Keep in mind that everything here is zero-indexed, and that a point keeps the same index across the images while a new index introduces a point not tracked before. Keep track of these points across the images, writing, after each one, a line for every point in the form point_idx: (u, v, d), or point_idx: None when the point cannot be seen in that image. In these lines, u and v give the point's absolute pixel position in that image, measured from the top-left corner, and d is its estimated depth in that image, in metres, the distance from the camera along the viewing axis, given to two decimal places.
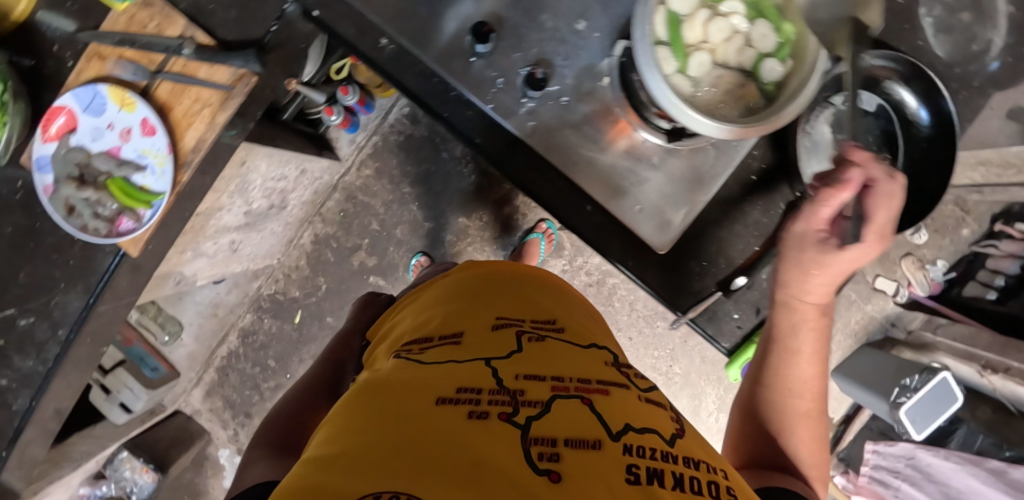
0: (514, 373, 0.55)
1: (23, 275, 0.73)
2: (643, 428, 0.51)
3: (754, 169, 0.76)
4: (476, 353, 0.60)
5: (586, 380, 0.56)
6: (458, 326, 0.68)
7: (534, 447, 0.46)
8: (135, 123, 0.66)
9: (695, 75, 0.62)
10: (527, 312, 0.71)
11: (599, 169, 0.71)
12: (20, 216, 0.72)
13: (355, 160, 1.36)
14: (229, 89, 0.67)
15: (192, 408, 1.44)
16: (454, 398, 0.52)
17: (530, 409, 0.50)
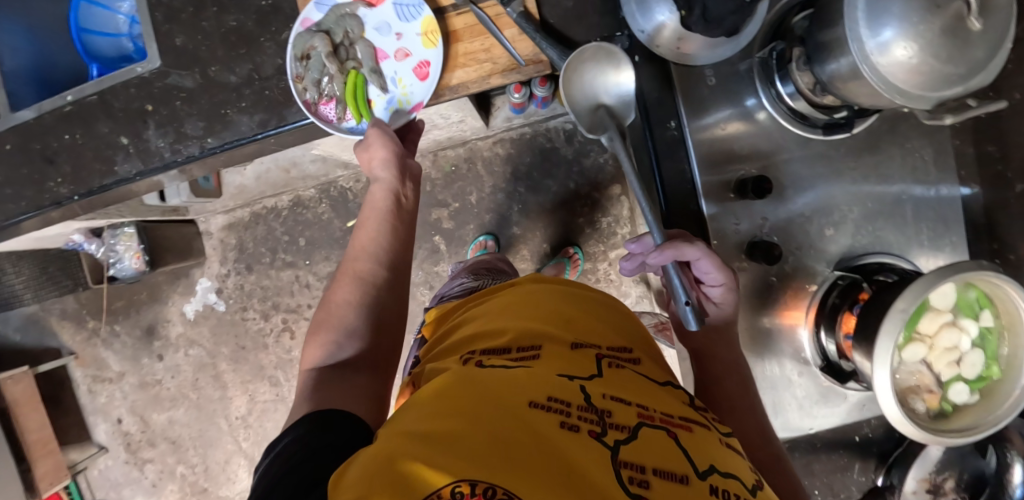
0: (603, 393, 0.47)
1: (217, 68, 0.71)
2: (727, 471, 0.44)
3: (860, 431, 0.77)
4: (558, 364, 0.50)
5: (670, 413, 0.48)
6: (540, 323, 0.56)
7: (624, 471, 0.40)
8: (417, 59, 0.71)
9: (902, 358, 0.63)
10: (617, 332, 0.59)
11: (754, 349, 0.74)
12: (254, 20, 0.71)
13: (496, 134, 1.34)
14: (518, 62, 0.70)
15: (206, 228, 1.40)
16: (545, 405, 0.44)
17: (618, 433, 0.43)
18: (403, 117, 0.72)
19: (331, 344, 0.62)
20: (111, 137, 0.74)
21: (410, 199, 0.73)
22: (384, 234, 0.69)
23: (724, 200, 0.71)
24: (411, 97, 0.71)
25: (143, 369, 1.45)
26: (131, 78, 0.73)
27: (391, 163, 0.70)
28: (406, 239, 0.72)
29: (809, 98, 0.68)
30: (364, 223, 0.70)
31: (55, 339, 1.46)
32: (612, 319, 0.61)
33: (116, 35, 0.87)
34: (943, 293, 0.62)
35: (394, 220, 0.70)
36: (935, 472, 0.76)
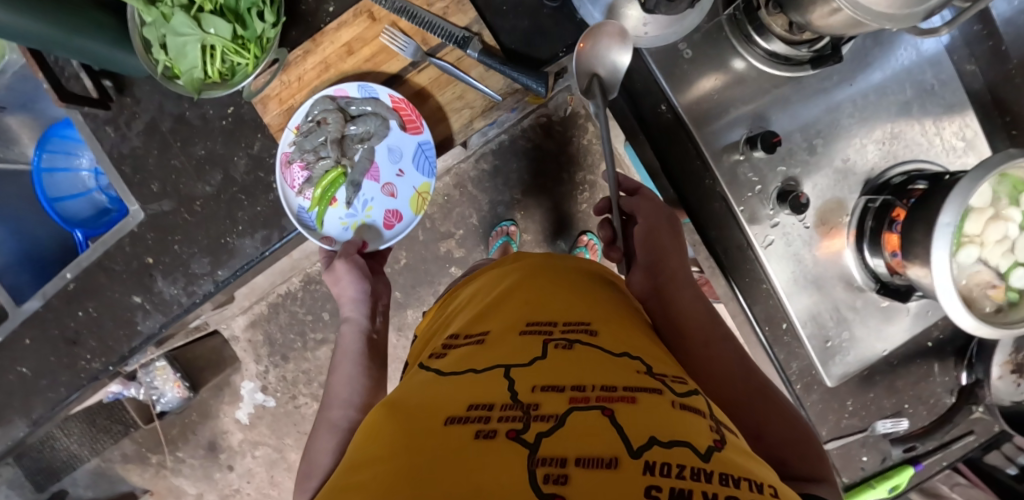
0: (534, 383, 0.44)
1: (202, 201, 0.70)
2: (674, 440, 0.39)
3: (932, 337, 0.77)
4: (494, 356, 0.48)
5: (613, 385, 0.44)
6: (491, 317, 0.55)
7: (540, 469, 0.37)
8: (396, 207, 0.75)
9: (958, 264, 0.62)
10: (569, 303, 0.55)
11: (808, 296, 0.73)
12: (220, 143, 0.69)
13: (476, 151, 1.32)
14: (496, 97, 0.70)
15: (230, 333, 1.40)
16: (463, 416, 0.42)
17: (542, 425, 0.40)
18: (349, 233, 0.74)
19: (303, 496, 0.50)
20: (124, 299, 0.73)
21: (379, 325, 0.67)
22: (360, 374, 0.61)
23: (736, 164, 0.71)
24: (372, 227, 0.74)
25: (219, 483, 1.46)
26: (122, 237, 0.71)
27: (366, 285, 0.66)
28: (380, 365, 0.63)
29: (786, 38, 0.67)
30: (336, 363, 0.62)
31: (125, 484, 1.47)
32: (563, 290, 0.57)
33: (90, 190, 0.86)
34: (981, 190, 0.62)
35: (368, 361, 0.62)
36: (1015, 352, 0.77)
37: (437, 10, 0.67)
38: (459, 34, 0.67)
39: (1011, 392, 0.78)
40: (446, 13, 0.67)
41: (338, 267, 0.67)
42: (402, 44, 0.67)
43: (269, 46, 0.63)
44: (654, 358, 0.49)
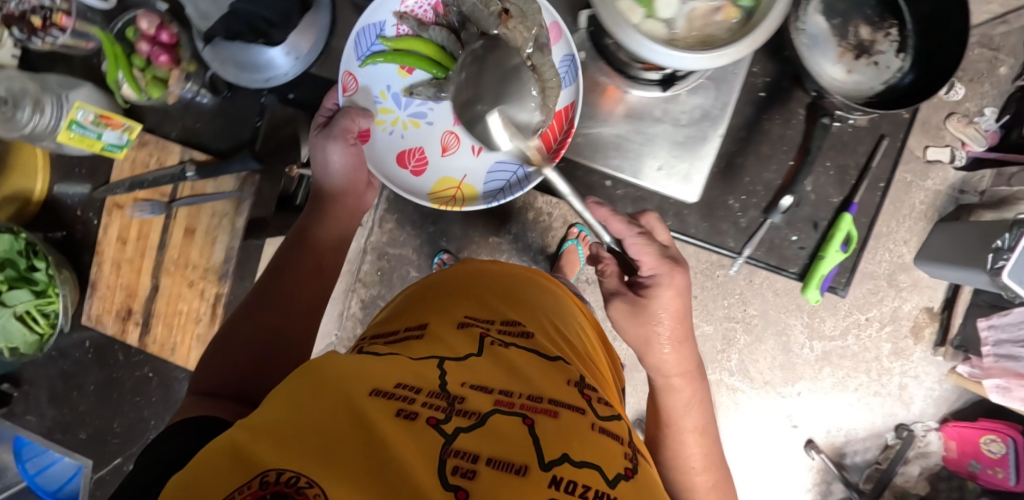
0: (463, 379, 0.40)
1: (117, 423, 0.78)
2: (583, 460, 0.35)
3: (760, 86, 0.72)
4: (431, 346, 0.44)
5: (541, 395, 0.39)
6: (431, 311, 0.52)
7: (449, 461, 0.33)
8: (428, 160, 0.70)
9: (664, 18, 0.59)
10: (517, 310, 0.53)
11: (608, 140, 0.71)
12: (97, 373, 0.78)
13: None
14: (237, 193, 0.72)
15: None
16: (389, 392, 0.37)
17: (463, 420, 0.35)
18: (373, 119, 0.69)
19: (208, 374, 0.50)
20: None
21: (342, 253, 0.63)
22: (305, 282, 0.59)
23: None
24: (391, 139, 0.69)
25: None
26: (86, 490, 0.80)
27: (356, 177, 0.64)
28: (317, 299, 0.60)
29: None
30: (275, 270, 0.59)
31: None
32: (506, 296, 0.55)
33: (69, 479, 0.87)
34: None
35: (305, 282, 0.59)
36: (843, 38, 0.71)
37: (154, 164, 0.73)
38: (176, 170, 0.72)
39: (875, 75, 0.71)
40: (161, 161, 0.73)
41: (322, 141, 0.62)
42: (144, 208, 0.73)
43: (56, 284, 0.71)
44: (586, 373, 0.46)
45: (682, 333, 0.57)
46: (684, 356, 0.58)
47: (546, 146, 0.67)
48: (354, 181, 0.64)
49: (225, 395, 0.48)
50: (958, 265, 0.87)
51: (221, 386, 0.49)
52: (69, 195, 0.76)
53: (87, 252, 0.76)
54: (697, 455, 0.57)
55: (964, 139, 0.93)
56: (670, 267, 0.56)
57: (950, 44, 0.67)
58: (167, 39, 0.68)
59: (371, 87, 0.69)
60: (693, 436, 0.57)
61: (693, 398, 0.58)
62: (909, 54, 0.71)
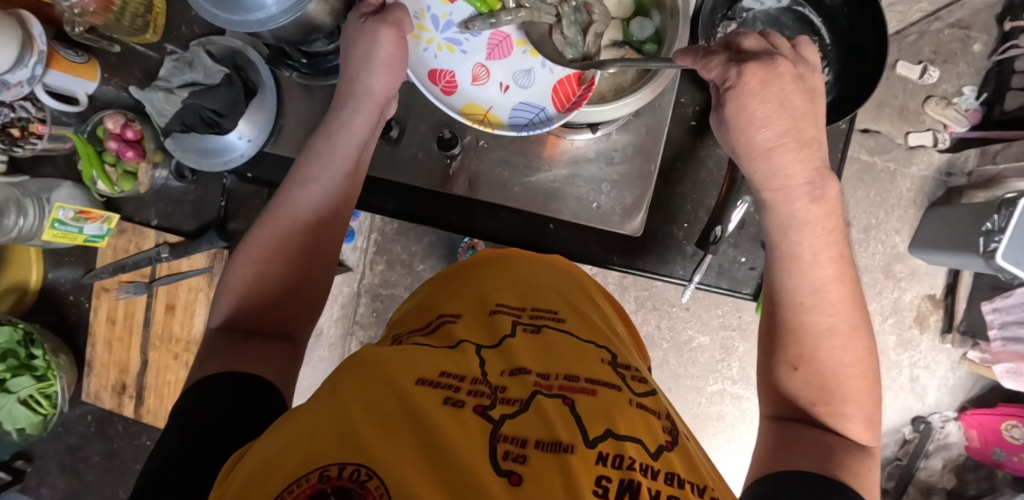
0: (503, 368, 0.45)
1: (121, 489, 0.86)
2: (627, 434, 0.39)
3: (690, 115, 0.75)
4: (467, 336, 0.50)
5: (576, 375, 0.44)
6: (463, 304, 0.57)
7: (499, 446, 0.37)
8: (460, 87, 0.67)
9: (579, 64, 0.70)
10: (540, 298, 0.59)
11: (544, 187, 0.74)
12: (100, 443, 0.86)
13: (366, 263, 1.42)
14: (209, 269, 0.78)
15: None
16: (436, 381, 0.42)
17: (507, 408, 0.40)
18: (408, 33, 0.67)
19: (238, 315, 0.57)
20: None
21: (362, 166, 0.65)
22: (330, 205, 0.61)
23: (393, 153, 0.75)
24: (423, 54, 0.67)
25: None
26: None
27: (392, 86, 0.63)
28: (334, 233, 0.62)
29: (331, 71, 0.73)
30: (304, 185, 0.60)
31: None
32: (540, 289, 0.60)
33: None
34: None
35: (328, 223, 0.62)
36: None
37: (133, 249, 0.79)
38: (152, 253, 0.78)
39: None
40: (139, 246, 0.79)
41: (374, 27, 0.60)
42: (128, 289, 0.79)
43: (53, 368, 0.78)
44: (618, 355, 0.51)
45: (786, 127, 0.55)
46: (791, 156, 0.56)
47: (560, 100, 0.66)
48: (391, 79, 0.62)
49: (254, 332, 0.56)
50: (959, 252, 1.17)
51: (248, 323, 0.57)
52: (62, 281, 0.83)
53: (81, 333, 0.83)
54: (813, 244, 0.57)
55: (947, 120, 1.26)
56: (737, 68, 0.54)
57: (869, 57, 0.69)
58: (132, 135, 0.74)
59: (410, 4, 0.67)
60: (802, 227, 0.57)
61: (800, 187, 0.57)
62: (833, 69, 0.73)
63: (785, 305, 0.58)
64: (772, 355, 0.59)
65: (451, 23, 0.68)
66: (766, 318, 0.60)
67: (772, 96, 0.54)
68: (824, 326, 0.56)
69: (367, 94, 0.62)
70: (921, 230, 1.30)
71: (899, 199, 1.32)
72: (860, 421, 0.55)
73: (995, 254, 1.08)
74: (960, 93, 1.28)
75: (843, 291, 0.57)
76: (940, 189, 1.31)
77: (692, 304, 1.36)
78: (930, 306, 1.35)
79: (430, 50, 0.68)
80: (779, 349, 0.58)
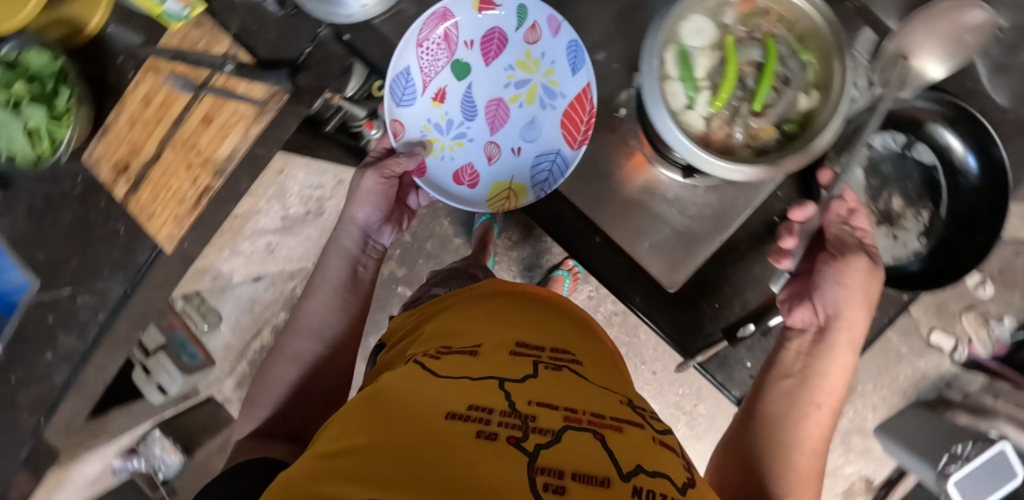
0: (531, 399, 0.48)
1: (74, 261, 0.82)
2: (654, 470, 0.43)
3: (777, 211, 0.72)
4: (489, 370, 0.52)
5: (602, 414, 0.48)
6: (484, 333, 0.60)
7: (539, 478, 0.40)
8: (475, 168, 0.79)
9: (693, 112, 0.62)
10: (559, 337, 0.62)
11: (614, 200, 0.72)
12: (77, 208, 0.81)
13: None
14: (261, 104, 0.74)
15: (223, 396, 1.47)
16: (464, 414, 0.45)
17: (540, 438, 0.43)
18: (424, 150, 0.78)
19: (269, 435, 0.72)
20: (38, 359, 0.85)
21: (360, 273, 0.85)
22: (333, 305, 0.82)
23: None
24: (445, 161, 0.79)
25: None
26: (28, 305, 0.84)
27: (372, 215, 0.83)
28: (340, 361, 0.80)
29: None
30: (313, 295, 0.82)
31: None
32: (560, 331, 0.63)
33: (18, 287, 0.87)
34: (696, 27, 0.60)
35: (345, 290, 0.82)
36: (875, 200, 0.72)
37: (202, 47, 0.75)
38: (218, 60, 0.74)
39: (890, 248, 0.72)
40: (208, 47, 0.75)
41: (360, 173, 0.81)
42: (177, 81, 0.75)
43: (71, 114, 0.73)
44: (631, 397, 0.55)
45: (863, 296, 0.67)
46: (856, 311, 0.67)
47: (571, 136, 0.74)
48: None
49: (275, 437, 0.72)
50: (917, 456, 1.20)
51: (266, 449, 0.69)
52: (118, 40, 0.78)
53: (111, 98, 0.79)
54: (824, 374, 0.67)
55: (973, 337, 1.29)
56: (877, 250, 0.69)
57: (970, 250, 0.69)
58: None
59: (414, 130, 0.78)
60: (828, 359, 0.68)
61: (843, 331, 0.68)
62: (930, 241, 0.72)
63: (780, 407, 0.67)
64: (749, 435, 0.68)
65: (447, 122, 0.79)
66: (762, 429, 0.68)
67: (864, 289, 0.66)
68: (809, 439, 0.65)
69: (349, 222, 0.83)
70: (892, 419, 1.33)
71: (889, 380, 1.36)
72: None
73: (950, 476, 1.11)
74: (998, 319, 1.28)
75: (827, 418, 0.67)
76: (930, 391, 1.34)
77: (660, 370, 1.40)
78: (858, 486, 1.42)
79: (434, 145, 0.79)
80: (762, 436, 0.67)
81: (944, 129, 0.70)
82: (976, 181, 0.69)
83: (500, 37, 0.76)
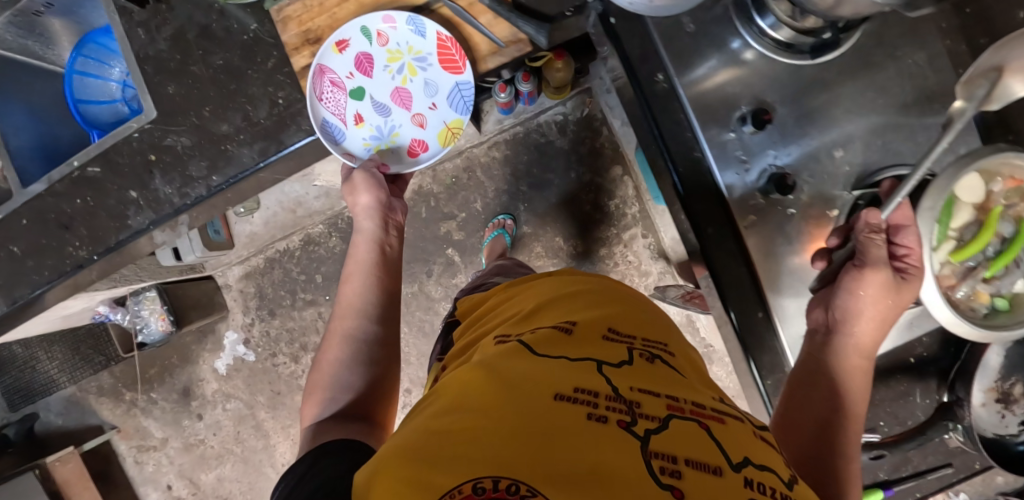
0: (632, 384, 0.43)
1: (209, 109, 0.73)
2: (762, 464, 0.40)
3: (914, 353, 0.75)
4: (584, 351, 0.47)
5: (703, 403, 0.44)
6: (573, 311, 0.54)
7: (654, 461, 0.37)
8: (423, 137, 0.84)
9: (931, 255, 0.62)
10: (648, 325, 0.54)
11: (796, 288, 0.68)
12: (237, 56, 0.73)
13: (490, 138, 1.34)
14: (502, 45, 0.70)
15: (225, 281, 1.40)
16: (571, 396, 0.41)
17: (649, 423, 0.40)
18: (390, 158, 0.83)
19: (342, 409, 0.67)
20: (121, 193, 0.75)
21: (392, 245, 0.82)
22: (371, 286, 0.77)
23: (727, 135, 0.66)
24: (397, 152, 0.83)
25: (186, 431, 1.45)
26: (132, 133, 0.74)
27: (380, 193, 0.79)
28: (391, 328, 0.76)
29: (792, 25, 0.64)
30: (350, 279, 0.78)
31: (95, 417, 1.47)
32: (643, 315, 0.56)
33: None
34: (972, 185, 0.59)
35: (380, 266, 0.79)
36: (1001, 380, 0.77)
37: None
38: None
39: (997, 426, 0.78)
40: None
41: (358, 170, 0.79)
42: None
43: None
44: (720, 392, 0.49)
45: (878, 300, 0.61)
46: (879, 292, 0.61)
47: (449, 63, 0.80)
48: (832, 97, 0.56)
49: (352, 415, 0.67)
50: None
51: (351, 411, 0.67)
52: None
53: None
54: (862, 336, 0.63)
55: None
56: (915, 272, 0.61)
57: None
58: None
59: (390, 160, 0.83)
60: (863, 320, 0.62)
61: (872, 306, 0.61)
62: None
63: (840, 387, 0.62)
64: (805, 405, 0.64)
65: (376, 126, 0.82)
66: (818, 428, 0.62)
67: (887, 308, 0.61)
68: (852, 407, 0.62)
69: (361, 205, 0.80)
70: None
71: None
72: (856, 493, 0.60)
73: None
74: None
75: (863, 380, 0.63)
76: None
77: None
78: None
79: (382, 141, 0.83)
80: (817, 401, 0.63)
81: None
82: None
83: (368, 56, 0.80)
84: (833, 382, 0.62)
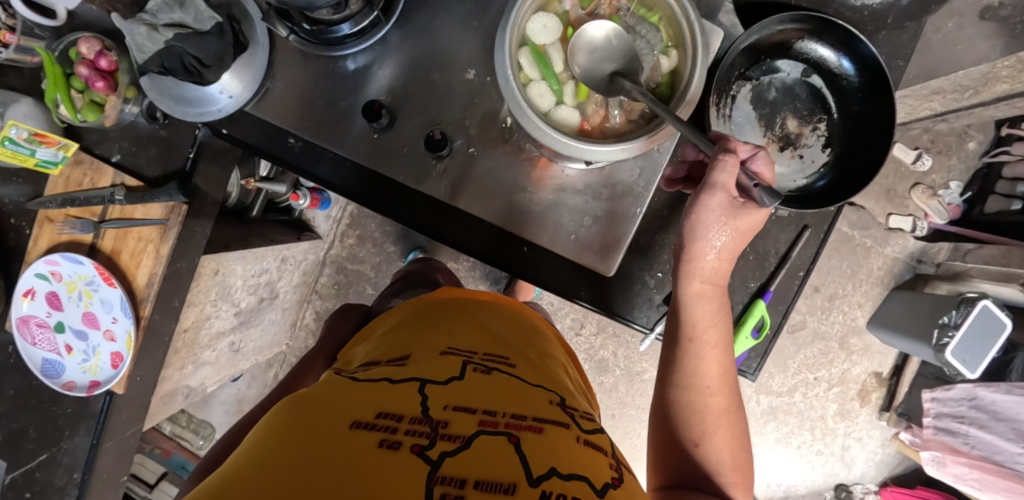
0: (447, 401, 0.43)
1: (32, 430, 0.80)
2: (571, 473, 0.38)
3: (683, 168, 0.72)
4: (412, 372, 0.47)
5: (524, 414, 0.43)
6: (416, 342, 0.54)
7: (437, 488, 0.35)
8: (118, 349, 0.76)
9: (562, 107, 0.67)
10: (487, 339, 0.56)
11: (528, 209, 0.72)
12: (18, 378, 0.79)
13: (336, 233, 1.38)
14: (164, 221, 0.73)
15: None
16: (370, 423, 0.40)
17: (448, 445, 0.38)
18: (91, 376, 0.77)
19: None
20: None
21: None
22: None
23: (378, 141, 0.71)
24: (101, 372, 0.77)
25: None
26: None
27: None
28: None
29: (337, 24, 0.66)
30: None
31: None
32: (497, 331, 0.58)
33: None
34: (542, 25, 0.66)
35: None
36: (771, 129, 0.74)
37: (87, 184, 0.74)
38: (106, 192, 0.73)
39: (799, 169, 0.74)
40: (94, 182, 0.74)
41: None
42: (74, 225, 0.74)
43: None
44: (566, 397, 0.50)
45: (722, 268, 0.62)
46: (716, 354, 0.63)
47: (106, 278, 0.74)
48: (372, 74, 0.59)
49: None
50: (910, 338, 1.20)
51: None
52: (5, 200, 0.77)
53: (16, 260, 0.78)
54: (706, 367, 0.63)
55: (928, 210, 1.25)
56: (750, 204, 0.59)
57: (875, 143, 0.70)
58: (106, 65, 0.69)
59: (102, 379, 0.77)
60: (705, 373, 0.63)
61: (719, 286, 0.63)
62: (833, 150, 0.73)
63: (684, 378, 0.63)
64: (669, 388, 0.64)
65: (78, 353, 0.78)
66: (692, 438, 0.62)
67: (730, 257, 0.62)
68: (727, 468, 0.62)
69: None
70: (880, 311, 1.32)
71: (869, 275, 1.34)
72: (738, 486, 0.62)
73: (945, 348, 1.12)
74: (945, 185, 1.28)
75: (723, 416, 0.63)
76: (907, 273, 1.33)
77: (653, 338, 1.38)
78: (875, 383, 1.39)
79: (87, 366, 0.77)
80: (683, 427, 0.63)
81: (813, 42, 0.71)
82: (858, 81, 0.70)
83: (55, 294, 0.76)
84: (686, 361, 0.63)
